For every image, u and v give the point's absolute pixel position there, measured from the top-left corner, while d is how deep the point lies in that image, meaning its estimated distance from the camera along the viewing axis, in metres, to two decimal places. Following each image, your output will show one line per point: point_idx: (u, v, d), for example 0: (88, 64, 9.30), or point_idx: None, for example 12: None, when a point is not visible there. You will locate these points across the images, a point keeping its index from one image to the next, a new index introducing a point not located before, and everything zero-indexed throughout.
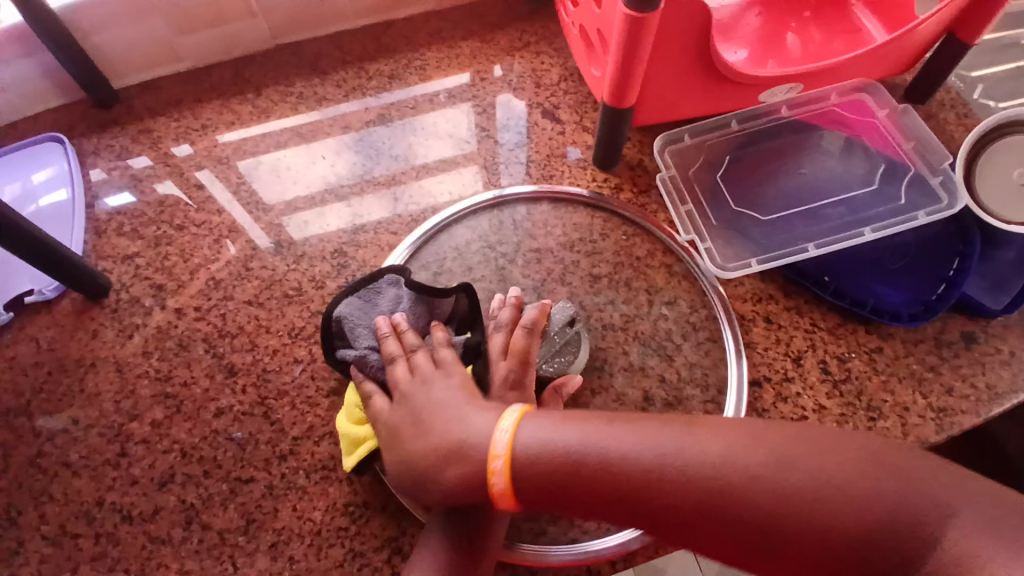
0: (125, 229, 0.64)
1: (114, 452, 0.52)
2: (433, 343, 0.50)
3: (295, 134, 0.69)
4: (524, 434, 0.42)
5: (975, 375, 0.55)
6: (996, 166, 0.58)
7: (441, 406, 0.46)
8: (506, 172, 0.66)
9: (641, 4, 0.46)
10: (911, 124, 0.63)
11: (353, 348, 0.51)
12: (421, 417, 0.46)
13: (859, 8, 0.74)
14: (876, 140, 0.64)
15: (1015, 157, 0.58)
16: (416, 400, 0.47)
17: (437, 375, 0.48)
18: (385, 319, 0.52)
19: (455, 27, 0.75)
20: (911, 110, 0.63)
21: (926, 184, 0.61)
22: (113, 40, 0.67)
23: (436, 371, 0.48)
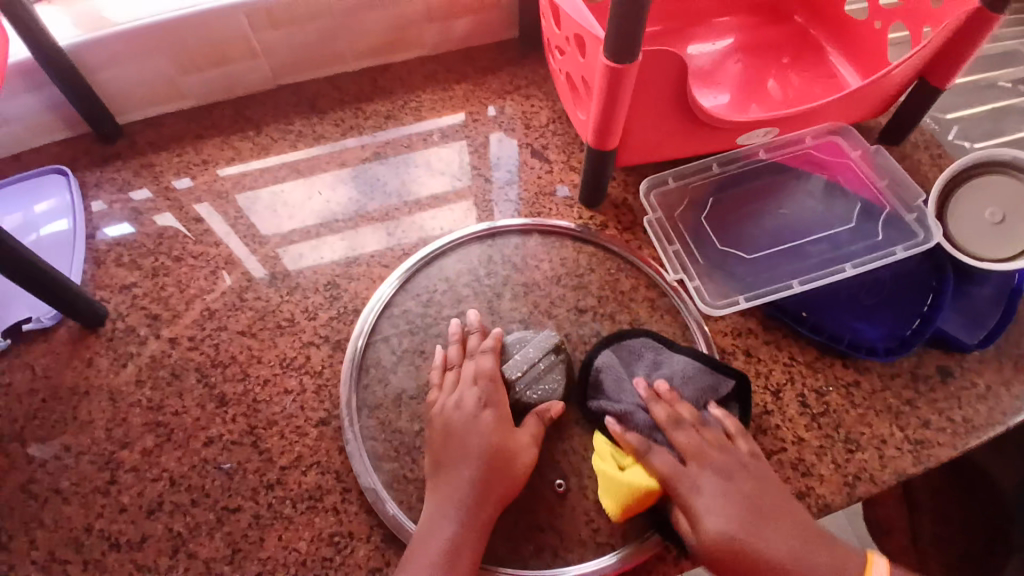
0: (124, 259, 0.65)
1: (104, 480, 0.53)
2: (713, 418, 0.52)
3: (293, 170, 0.71)
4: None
5: (951, 408, 0.56)
6: (969, 207, 0.61)
7: (722, 509, 0.45)
8: (498, 209, 0.68)
9: (619, 56, 0.48)
10: (885, 163, 0.66)
11: (613, 401, 0.53)
12: (715, 493, 0.46)
13: (833, 55, 0.78)
14: (852, 179, 0.67)
15: (988, 198, 0.60)
16: (686, 491, 0.46)
17: (718, 453, 0.48)
18: (644, 381, 0.54)
19: (449, 71, 0.79)
20: (883, 150, 0.66)
21: (902, 221, 0.63)
22: (118, 78, 0.70)
23: (723, 458, 0.48)
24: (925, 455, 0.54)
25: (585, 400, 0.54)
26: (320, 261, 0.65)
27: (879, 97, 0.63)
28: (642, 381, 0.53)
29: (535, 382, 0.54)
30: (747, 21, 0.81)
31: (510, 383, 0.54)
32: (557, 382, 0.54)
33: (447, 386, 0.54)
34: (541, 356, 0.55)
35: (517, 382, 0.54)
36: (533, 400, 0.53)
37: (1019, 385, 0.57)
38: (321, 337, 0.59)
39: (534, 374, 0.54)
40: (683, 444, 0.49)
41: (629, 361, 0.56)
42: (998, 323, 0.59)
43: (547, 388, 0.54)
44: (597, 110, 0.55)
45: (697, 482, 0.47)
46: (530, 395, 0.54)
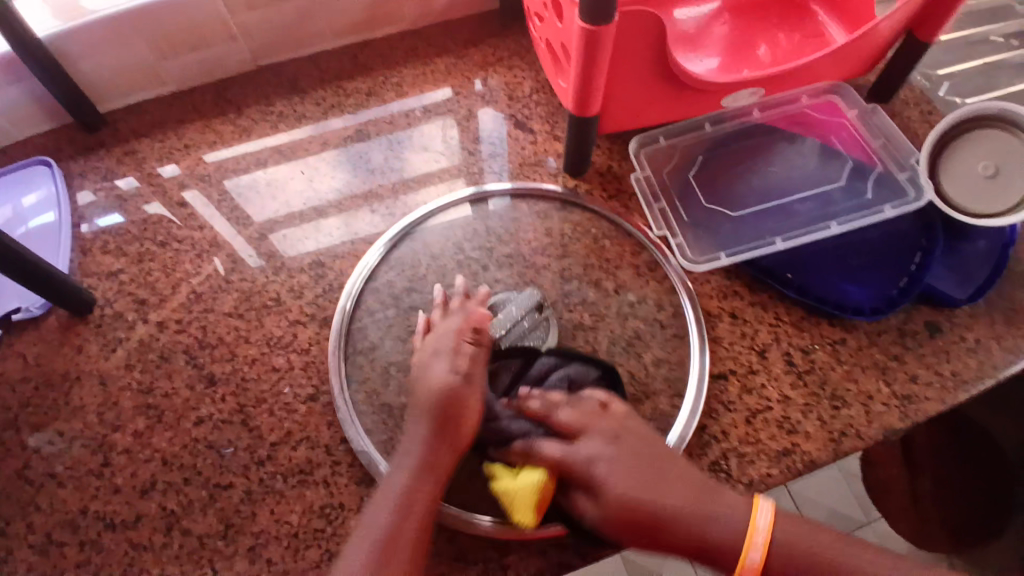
0: (110, 246, 0.66)
1: (98, 463, 0.53)
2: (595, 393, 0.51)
3: (276, 152, 0.71)
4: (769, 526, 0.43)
5: (940, 363, 0.56)
6: (961, 164, 0.60)
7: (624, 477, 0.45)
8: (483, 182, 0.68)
9: (594, 18, 0.48)
10: (881, 123, 0.65)
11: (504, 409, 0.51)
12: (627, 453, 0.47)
13: (821, 13, 0.76)
14: (846, 138, 0.66)
15: (976, 151, 0.59)
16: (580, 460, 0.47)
17: (602, 420, 0.49)
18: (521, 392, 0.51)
19: (430, 45, 0.78)
20: (879, 110, 0.66)
21: (894, 180, 0.62)
22: (98, 66, 0.70)
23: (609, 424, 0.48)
24: (913, 411, 0.54)
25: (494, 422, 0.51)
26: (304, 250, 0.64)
27: (868, 49, 0.62)
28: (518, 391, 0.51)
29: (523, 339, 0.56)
30: None
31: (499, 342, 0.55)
32: (542, 338, 0.57)
33: (420, 346, 0.54)
34: (524, 314, 0.57)
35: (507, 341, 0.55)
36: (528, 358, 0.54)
37: (1009, 338, 0.57)
38: (307, 316, 0.59)
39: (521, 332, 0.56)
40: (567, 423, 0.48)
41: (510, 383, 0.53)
42: (986, 277, 0.58)
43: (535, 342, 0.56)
44: (575, 73, 0.54)
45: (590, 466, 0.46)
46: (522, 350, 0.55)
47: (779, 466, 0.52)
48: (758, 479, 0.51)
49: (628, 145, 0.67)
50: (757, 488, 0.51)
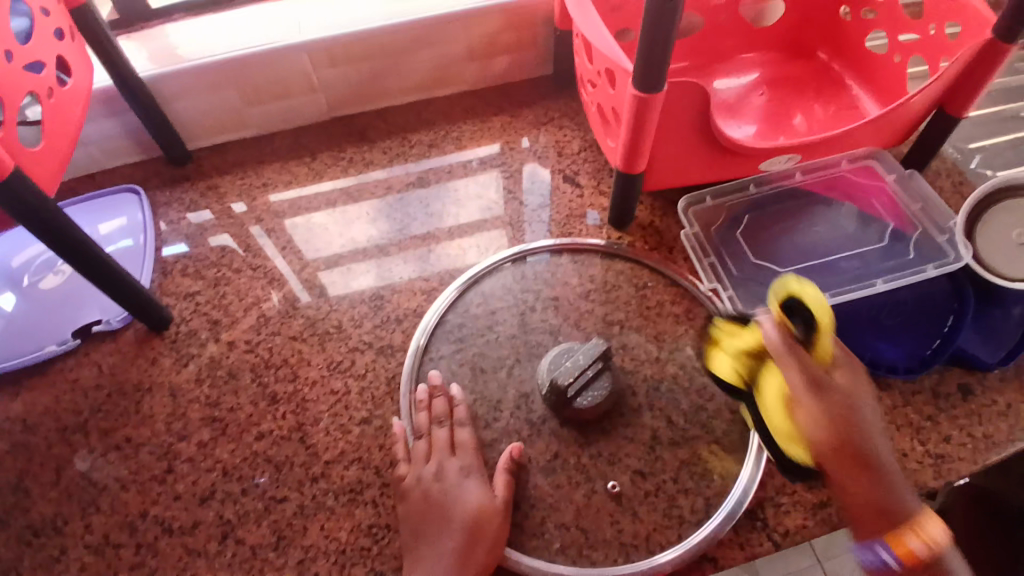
0: (188, 270, 0.71)
1: (162, 469, 0.57)
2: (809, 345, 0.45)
3: (343, 194, 0.77)
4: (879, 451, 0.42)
5: (973, 425, 0.58)
6: (997, 232, 0.61)
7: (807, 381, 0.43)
8: (530, 229, 0.73)
9: (646, 87, 0.53)
10: (918, 187, 0.67)
11: (575, 370, 0.56)
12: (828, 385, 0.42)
13: (856, 86, 0.82)
14: (883, 202, 0.69)
15: (1011, 219, 0.60)
16: (833, 396, 0.41)
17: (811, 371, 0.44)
18: (582, 370, 0.56)
19: (488, 105, 0.85)
20: (917, 175, 0.68)
21: (934, 243, 0.64)
22: (187, 109, 0.78)
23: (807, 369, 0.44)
24: (946, 470, 0.55)
25: (565, 398, 0.55)
26: (352, 292, 0.68)
27: (900, 123, 0.65)
28: (585, 360, 0.56)
29: (586, 389, 0.56)
30: (771, 55, 0.86)
31: (558, 389, 0.56)
32: (606, 390, 0.56)
33: (419, 458, 0.54)
34: (590, 364, 0.56)
35: (566, 387, 0.55)
36: (584, 407, 0.55)
37: None
38: (364, 344, 0.63)
39: (585, 380, 0.56)
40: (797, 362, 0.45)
41: (561, 366, 0.57)
42: (1019, 342, 0.60)
43: (598, 393, 0.56)
44: (625, 133, 0.59)
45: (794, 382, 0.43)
46: (583, 401, 0.55)
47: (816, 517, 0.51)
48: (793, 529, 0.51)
49: (678, 201, 0.69)
50: (791, 539, 0.51)
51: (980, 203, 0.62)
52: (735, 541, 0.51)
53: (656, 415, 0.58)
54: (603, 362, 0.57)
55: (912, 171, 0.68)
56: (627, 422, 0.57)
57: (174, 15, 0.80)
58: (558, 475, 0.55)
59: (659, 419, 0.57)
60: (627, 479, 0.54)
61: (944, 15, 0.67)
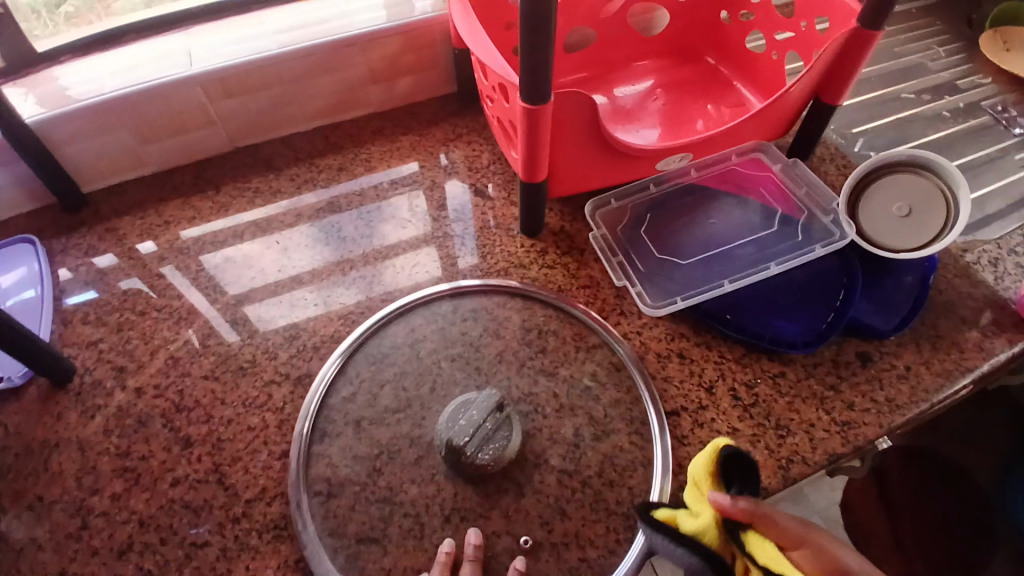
0: (90, 317, 0.68)
1: (75, 527, 0.54)
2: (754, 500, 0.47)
3: (252, 226, 0.76)
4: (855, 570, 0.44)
5: (874, 390, 0.62)
6: (879, 208, 0.66)
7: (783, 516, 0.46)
8: (458, 241, 0.73)
9: (533, 99, 0.55)
10: (802, 174, 0.73)
11: (469, 427, 0.55)
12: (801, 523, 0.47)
13: (741, 86, 0.88)
14: (772, 190, 0.74)
15: (890, 196, 0.66)
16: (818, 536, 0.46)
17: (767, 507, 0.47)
18: (477, 423, 0.55)
19: (396, 125, 0.86)
20: (800, 163, 0.74)
21: (821, 223, 0.69)
22: (82, 151, 0.74)
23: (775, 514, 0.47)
24: (853, 435, 0.59)
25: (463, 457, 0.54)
26: (290, 316, 0.67)
27: (780, 114, 0.71)
28: (479, 414, 0.55)
29: (486, 442, 0.55)
30: (662, 61, 0.91)
31: (458, 448, 0.54)
32: (506, 439, 0.55)
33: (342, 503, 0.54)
34: (486, 416, 0.56)
35: (465, 445, 0.54)
36: (485, 462, 0.54)
37: (938, 363, 0.64)
38: (281, 375, 0.62)
39: (485, 435, 0.55)
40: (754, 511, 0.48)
41: (457, 420, 0.56)
42: (908, 308, 0.66)
43: (498, 445, 0.55)
44: (523, 144, 0.61)
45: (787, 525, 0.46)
46: (483, 456, 0.54)
47: None
48: None
49: (585, 206, 0.73)
50: None
51: (862, 183, 0.67)
52: None
53: (576, 413, 0.60)
54: (500, 412, 0.56)
55: (795, 160, 0.74)
56: (549, 423, 0.59)
57: (62, 57, 0.77)
58: (487, 483, 0.55)
59: (579, 417, 0.60)
60: (553, 479, 0.56)
61: (813, 9, 0.73)
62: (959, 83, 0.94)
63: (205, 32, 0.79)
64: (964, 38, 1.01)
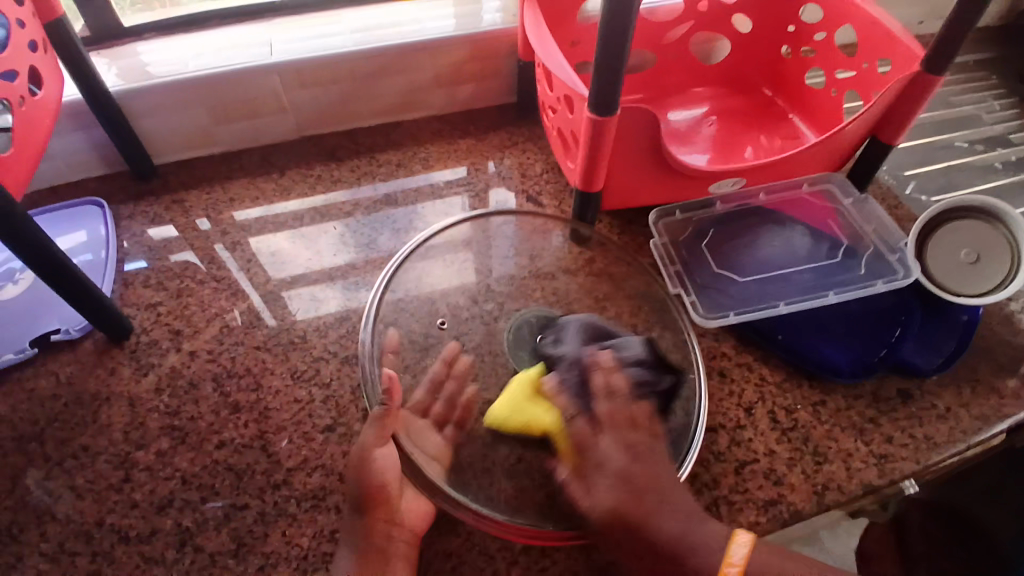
0: (151, 281, 0.71)
1: (118, 478, 0.55)
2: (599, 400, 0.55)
3: (312, 210, 0.79)
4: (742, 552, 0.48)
5: (913, 427, 0.62)
6: (945, 250, 0.68)
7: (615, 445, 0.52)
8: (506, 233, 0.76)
9: (601, 111, 0.57)
10: (871, 210, 0.75)
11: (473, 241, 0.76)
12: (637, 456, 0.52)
13: (797, 120, 0.89)
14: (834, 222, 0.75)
15: (958, 238, 0.68)
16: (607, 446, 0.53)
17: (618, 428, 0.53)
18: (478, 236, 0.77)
19: (454, 128, 0.88)
20: (870, 200, 0.75)
21: (884, 259, 0.70)
22: (159, 125, 0.78)
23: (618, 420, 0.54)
24: (890, 469, 0.60)
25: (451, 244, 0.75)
26: (318, 312, 0.68)
27: (836, 150, 0.71)
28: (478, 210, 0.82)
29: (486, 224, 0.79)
30: (718, 90, 0.93)
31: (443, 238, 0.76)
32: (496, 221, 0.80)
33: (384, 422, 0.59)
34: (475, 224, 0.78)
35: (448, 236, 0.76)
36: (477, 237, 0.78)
37: (976, 406, 0.64)
38: (329, 353, 0.64)
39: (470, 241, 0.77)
40: (607, 414, 0.54)
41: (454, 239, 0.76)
42: (952, 349, 0.66)
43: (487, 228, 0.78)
44: (584, 151, 0.62)
45: (602, 442, 0.53)
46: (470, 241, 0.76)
47: (767, 514, 0.56)
48: (746, 527, 0.56)
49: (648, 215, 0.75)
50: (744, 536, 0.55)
51: (930, 225, 0.69)
52: None
53: None
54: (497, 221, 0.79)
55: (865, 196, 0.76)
56: None
57: (148, 35, 0.81)
58: (519, 478, 0.55)
59: None
60: None
61: (875, 52, 0.74)
62: (1013, 137, 0.95)
63: (284, 25, 0.83)
64: (1020, 94, 1.01)
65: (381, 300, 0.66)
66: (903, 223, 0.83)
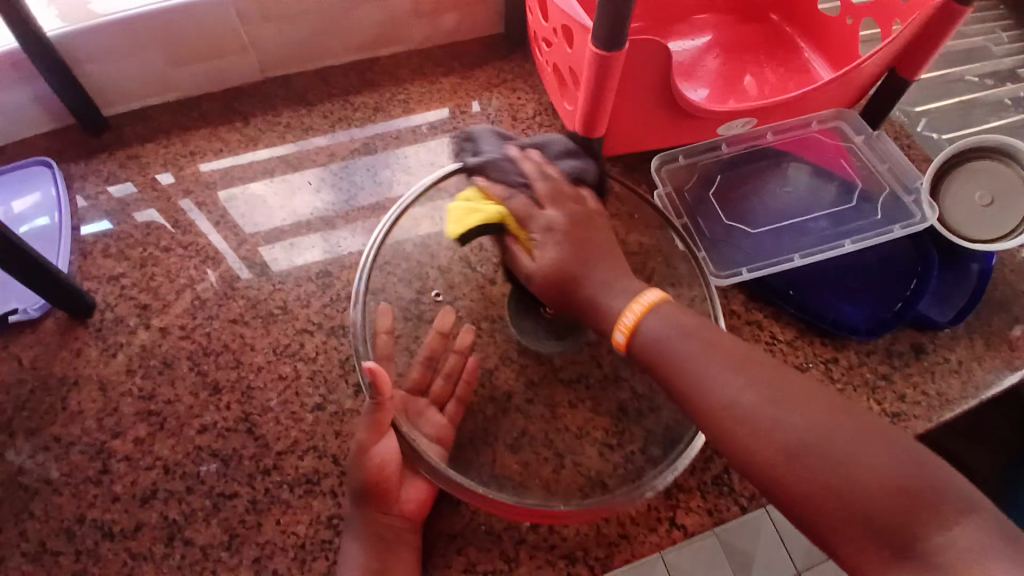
0: (111, 250, 0.65)
1: (96, 470, 0.52)
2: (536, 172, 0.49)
3: (282, 162, 0.71)
4: (650, 322, 0.46)
5: (925, 383, 0.60)
6: (958, 194, 0.64)
7: (554, 249, 0.48)
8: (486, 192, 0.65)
9: (606, 46, 0.50)
10: (885, 148, 0.69)
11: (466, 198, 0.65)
12: (580, 240, 0.49)
13: (808, 51, 0.82)
14: (844, 163, 0.69)
15: (971, 182, 0.64)
16: (561, 193, 0.49)
17: (572, 205, 0.49)
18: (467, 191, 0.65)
19: (436, 65, 0.80)
20: (884, 136, 0.69)
21: (900, 202, 0.65)
22: (104, 70, 0.69)
23: (569, 209, 0.49)
24: (902, 428, 0.58)
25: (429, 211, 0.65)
26: (296, 269, 0.63)
27: (855, 86, 0.65)
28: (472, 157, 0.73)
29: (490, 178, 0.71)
30: (724, 17, 0.85)
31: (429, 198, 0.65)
32: None
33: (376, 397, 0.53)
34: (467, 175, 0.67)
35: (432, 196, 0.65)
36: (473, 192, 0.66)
37: (988, 360, 0.61)
38: (313, 325, 0.59)
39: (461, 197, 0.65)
40: (547, 193, 0.48)
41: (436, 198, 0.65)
42: (966, 301, 0.63)
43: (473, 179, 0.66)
44: (585, 94, 0.55)
45: (546, 215, 0.48)
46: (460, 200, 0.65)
47: None
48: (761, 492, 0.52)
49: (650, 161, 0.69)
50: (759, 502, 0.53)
51: (941, 169, 0.65)
52: (704, 508, 0.51)
53: None
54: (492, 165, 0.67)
55: (879, 132, 0.69)
56: (592, 394, 0.56)
57: None
58: (526, 451, 0.53)
59: None
60: (595, 452, 0.54)
61: None
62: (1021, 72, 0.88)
63: None
64: None
65: (374, 258, 0.61)
66: (918, 162, 0.78)
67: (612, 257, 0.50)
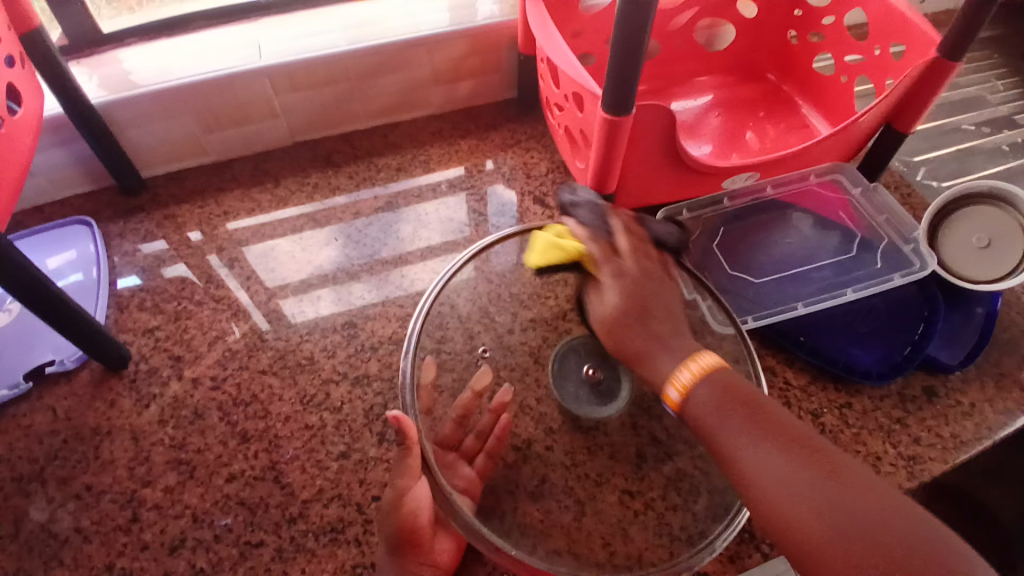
0: (146, 304, 0.68)
1: (126, 518, 0.53)
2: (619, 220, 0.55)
3: (310, 220, 0.75)
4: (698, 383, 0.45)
5: (940, 426, 0.61)
6: (958, 238, 0.67)
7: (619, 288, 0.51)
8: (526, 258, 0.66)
9: (613, 109, 0.54)
10: (881, 200, 0.72)
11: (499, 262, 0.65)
12: (648, 303, 0.50)
13: (805, 108, 0.86)
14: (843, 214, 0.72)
15: (969, 225, 0.66)
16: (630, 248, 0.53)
17: (643, 260, 0.53)
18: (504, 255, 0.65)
19: (454, 127, 0.85)
20: (880, 188, 0.72)
21: (900, 252, 0.68)
22: (144, 136, 0.75)
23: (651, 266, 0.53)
24: (919, 471, 0.58)
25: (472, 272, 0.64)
26: (321, 321, 0.66)
27: (851, 142, 0.68)
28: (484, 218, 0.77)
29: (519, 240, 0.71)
30: (724, 79, 0.90)
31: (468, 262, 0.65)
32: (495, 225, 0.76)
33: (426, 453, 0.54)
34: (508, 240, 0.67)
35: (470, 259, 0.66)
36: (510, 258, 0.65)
37: (1002, 402, 0.62)
38: (339, 374, 0.61)
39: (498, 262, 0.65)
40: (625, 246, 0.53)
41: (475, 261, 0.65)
42: (975, 344, 0.64)
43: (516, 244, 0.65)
44: (596, 152, 0.59)
45: (625, 267, 0.52)
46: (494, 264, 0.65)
47: None
48: None
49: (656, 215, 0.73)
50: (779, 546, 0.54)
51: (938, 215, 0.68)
52: (724, 553, 0.54)
53: None
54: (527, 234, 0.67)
55: (875, 184, 0.73)
56: (609, 439, 0.58)
57: (129, 39, 0.77)
58: (547, 500, 0.54)
59: None
60: (615, 498, 0.55)
61: (889, 38, 0.71)
62: (1019, 118, 0.92)
63: (272, 25, 0.79)
64: None
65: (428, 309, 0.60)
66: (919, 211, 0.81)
67: (675, 312, 0.50)
